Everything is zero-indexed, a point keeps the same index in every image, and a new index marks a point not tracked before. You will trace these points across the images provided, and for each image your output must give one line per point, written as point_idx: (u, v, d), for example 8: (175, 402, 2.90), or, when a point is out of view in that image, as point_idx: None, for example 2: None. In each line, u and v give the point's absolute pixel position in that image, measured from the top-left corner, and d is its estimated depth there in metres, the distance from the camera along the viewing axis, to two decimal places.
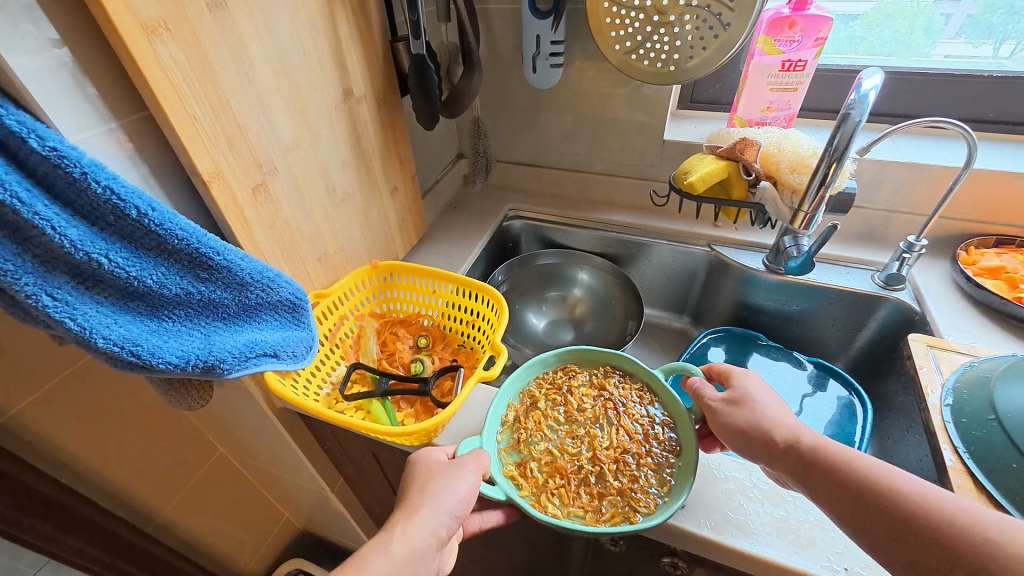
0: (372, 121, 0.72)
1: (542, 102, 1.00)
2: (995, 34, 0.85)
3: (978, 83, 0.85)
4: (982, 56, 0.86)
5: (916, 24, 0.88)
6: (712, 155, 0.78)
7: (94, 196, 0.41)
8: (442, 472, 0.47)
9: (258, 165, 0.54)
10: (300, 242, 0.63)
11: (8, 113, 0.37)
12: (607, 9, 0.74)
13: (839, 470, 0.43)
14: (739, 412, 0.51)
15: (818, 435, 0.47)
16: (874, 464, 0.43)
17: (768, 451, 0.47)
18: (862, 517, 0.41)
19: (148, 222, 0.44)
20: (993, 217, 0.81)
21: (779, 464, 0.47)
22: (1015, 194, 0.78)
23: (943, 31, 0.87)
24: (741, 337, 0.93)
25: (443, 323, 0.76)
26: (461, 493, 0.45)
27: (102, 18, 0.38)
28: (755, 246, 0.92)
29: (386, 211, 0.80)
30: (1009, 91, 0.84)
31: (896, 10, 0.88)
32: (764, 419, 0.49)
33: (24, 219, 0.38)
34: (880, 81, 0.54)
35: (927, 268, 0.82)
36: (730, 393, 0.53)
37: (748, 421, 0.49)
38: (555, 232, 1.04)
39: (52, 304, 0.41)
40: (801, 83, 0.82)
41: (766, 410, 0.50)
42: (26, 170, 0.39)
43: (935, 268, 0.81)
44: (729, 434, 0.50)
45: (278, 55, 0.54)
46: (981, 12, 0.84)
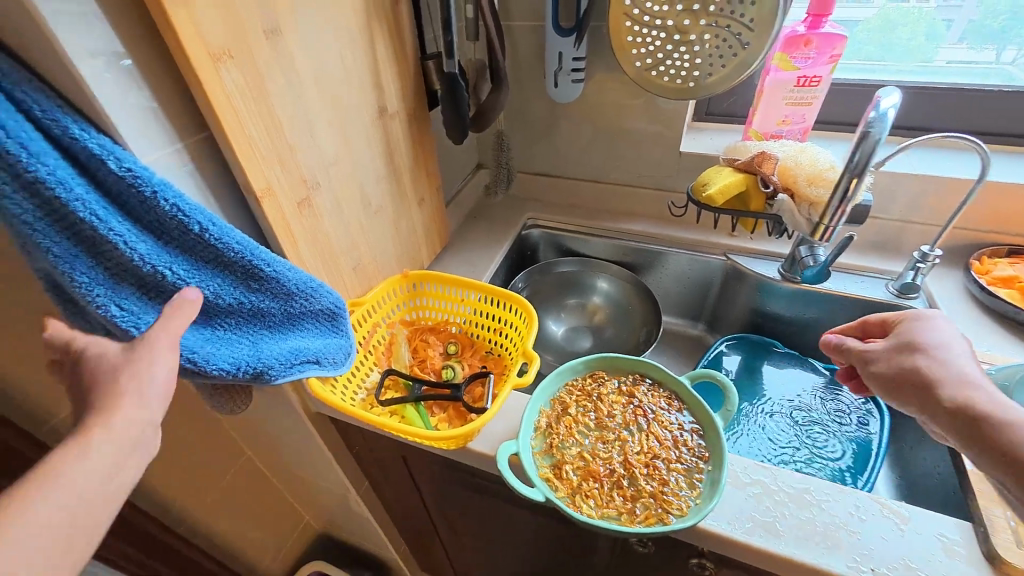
0: (404, 136, 0.75)
1: (560, 114, 1.03)
2: (994, 41, 0.87)
3: (987, 96, 0.88)
4: (984, 61, 0.88)
5: (919, 30, 0.90)
6: (730, 167, 0.81)
7: (161, 212, 0.43)
8: (130, 370, 0.39)
9: (305, 180, 0.57)
10: (338, 255, 0.66)
11: (89, 136, 0.40)
12: (629, 27, 0.76)
13: (975, 402, 0.44)
14: (907, 353, 0.50)
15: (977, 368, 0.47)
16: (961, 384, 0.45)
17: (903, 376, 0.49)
18: (974, 438, 0.42)
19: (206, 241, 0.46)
20: (1005, 227, 0.83)
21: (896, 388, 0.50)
22: None
23: (945, 36, 0.89)
24: (757, 344, 0.95)
25: (471, 331, 0.78)
26: (166, 374, 0.40)
27: (176, 49, 0.41)
28: (770, 255, 0.94)
29: (414, 222, 0.83)
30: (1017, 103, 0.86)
31: (898, 18, 0.90)
32: (913, 348, 0.50)
33: (99, 235, 0.41)
34: (898, 100, 0.56)
35: (939, 276, 0.84)
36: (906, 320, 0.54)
37: (910, 346, 0.51)
38: (572, 240, 1.07)
39: (119, 314, 0.44)
40: (815, 98, 0.85)
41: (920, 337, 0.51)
42: (102, 189, 0.41)
43: (948, 277, 0.84)
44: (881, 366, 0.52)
45: (324, 77, 0.57)
46: (981, 18, 0.86)
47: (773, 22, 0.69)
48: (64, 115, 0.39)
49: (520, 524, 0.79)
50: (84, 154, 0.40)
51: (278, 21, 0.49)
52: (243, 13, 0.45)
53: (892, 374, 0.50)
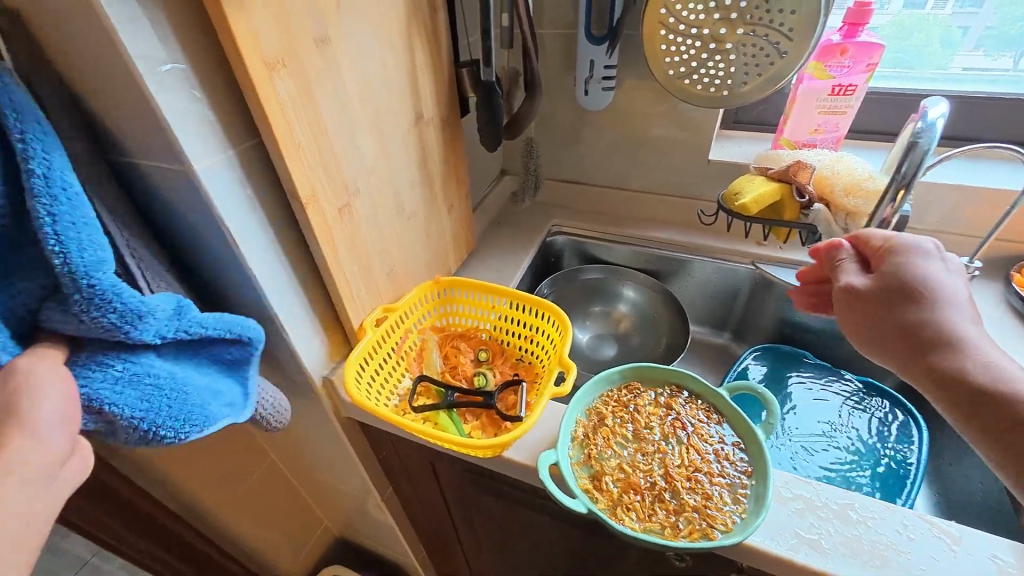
0: (438, 143, 0.75)
1: (586, 121, 1.03)
2: (1013, 47, 0.85)
3: None
4: (1002, 69, 0.87)
5: (934, 36, 0.88)
6: (763, 176, 0.80)
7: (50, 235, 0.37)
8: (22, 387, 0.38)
9: (346, 187, 0.57)
10: (374, 260, 0.66)
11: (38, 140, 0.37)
12: (664, 36, 0.76)
13: (971, 369, 0.44)
14: (903, 300, 0.49)
15: (973, 327, 0.47)
16: (956, 344, 0.46)
17: (898, 326, 0.49)
18: (965, 403, 0.44)
19: (90, 285, 0.38)
20: None
21: (891, 334, 0.49)
22: None
23: (962, 43, 0.88)
24: (787, 355, 0.94)
25: (501, 338, 0.77)
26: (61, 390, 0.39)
27: (235, 57, 0.42)
28: (801, 264, 0.93)
29: (443, 227, 0.83)
30: None
31: (913, 24, 0.88)
32: (908, 290, 0.49)
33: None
34: (945, 109, 0.55)
35: (979, 289, 0.82)
36: (904, 251, 0.52)
37: (904, 289, 0.49)
38: (597, 247, 1.06)
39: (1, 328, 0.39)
40: (849, 107, 0.84)
41: (920, 278, 0.49)
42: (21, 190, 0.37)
43: (989, 290, 0.82)
44: (875, 307, 0.51)
45: (368, 84, 0.57)
46: (999, 25, 0.85)
47: (813, 30, 0.69)
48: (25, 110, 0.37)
49: (548, 534, 0.78)
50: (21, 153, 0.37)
51: (328, 30, 0.50)
52: (297, 22, 0.46)
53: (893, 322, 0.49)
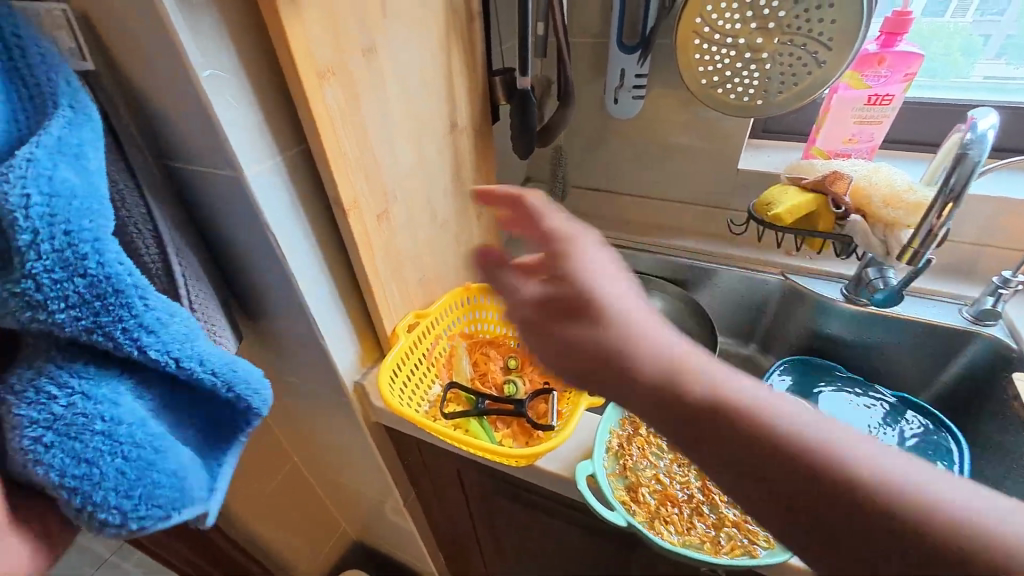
0: (470, 150, 0.75)
1: (613, 129, 1.03)
2: None
3: None
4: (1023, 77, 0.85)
5: (954, 44, 0.87)
6: (797, 186, 0.79)
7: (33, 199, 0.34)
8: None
9: (385, 194, 0.58)
10: (407, 266, 0.66)
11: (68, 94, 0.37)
12: (697, 45, 0.76)
13: (970, 508, 0.28)
14: (665, 367, 0.34)
15: (750, 390, 0.34)
16: (811, 444, 0.31)
17: (683, 413, 0.33)
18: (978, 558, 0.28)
19: (73, 239, 0.36)
20: None
21: (695, 426, 0.33)
22: None
23: (981, 51, 0.86)
24: (818, 368, 0.92)
25: (529, 345, 0.77)
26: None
27: (289, 67, 0.43)
28: (832, 275, 0.91)
29: (473, 234, 0.84)
30: None
31: (929, 33, 0.87)
32: (633, 342, 0.35)
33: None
34: (995, 121, 0.54)
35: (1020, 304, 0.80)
36: (592, 259, 0.39)
37: (621, 339, 0.35)
38: (621, 255, 1.06)
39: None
40: (885, 117, 0.83)
41: (620, 320, 0.36)
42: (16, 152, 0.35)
43: None
44: (651, 385, 0.34)
45: (408, 93, 0.58)
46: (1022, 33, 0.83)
47: (853, 41, 0.68)
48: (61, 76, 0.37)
49: (574, 544, 0.77)
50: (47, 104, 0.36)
51: (374, 39, 0.50)
52: (347, 32, 0.47)
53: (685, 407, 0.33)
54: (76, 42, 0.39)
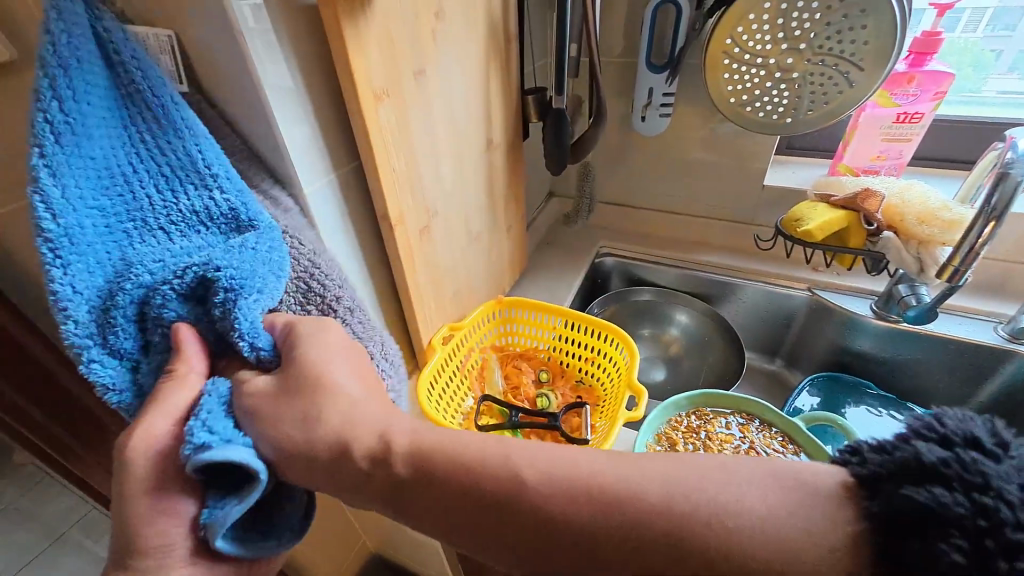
0: (503, 167, 0.77)
1: (638, 146, 1.04)
2: None
3: None
4: None
5: (964, 60, 0.87)
6: (826, 203, 0.80)
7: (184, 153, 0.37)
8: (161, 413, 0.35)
9: (427, 209, 0.59)
10: (444, 280, 0.67)
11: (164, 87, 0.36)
12: (727, 65, 0.77)
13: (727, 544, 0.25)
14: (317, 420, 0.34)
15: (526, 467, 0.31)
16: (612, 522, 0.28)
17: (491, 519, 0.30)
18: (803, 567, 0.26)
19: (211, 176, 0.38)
20: None
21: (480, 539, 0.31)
22: None
23: (992, 66, 0.86)
24: (848, 385, 0.90)
25: (560, 359, 0.78)
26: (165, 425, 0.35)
27: (349, 90, 0.45)
28: (860, 291, 0.91)
29: (502, 248, 0.85)
30: None
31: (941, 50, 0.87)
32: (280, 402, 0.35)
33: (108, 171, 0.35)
34: None
35: None
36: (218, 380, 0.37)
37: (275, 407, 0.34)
38: (646, 270, 1.06)
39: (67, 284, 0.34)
40: (914, 135, 0.83)
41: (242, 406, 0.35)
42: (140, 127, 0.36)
43: None
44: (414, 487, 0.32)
45: (451, 112, 0.59)
46: None
47: (885, 61, 0.69)
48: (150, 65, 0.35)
49: None
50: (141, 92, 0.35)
51: (424, 61, 0.52)
52: (401, 56, 0.49)
53: (504, 532, 0.30)
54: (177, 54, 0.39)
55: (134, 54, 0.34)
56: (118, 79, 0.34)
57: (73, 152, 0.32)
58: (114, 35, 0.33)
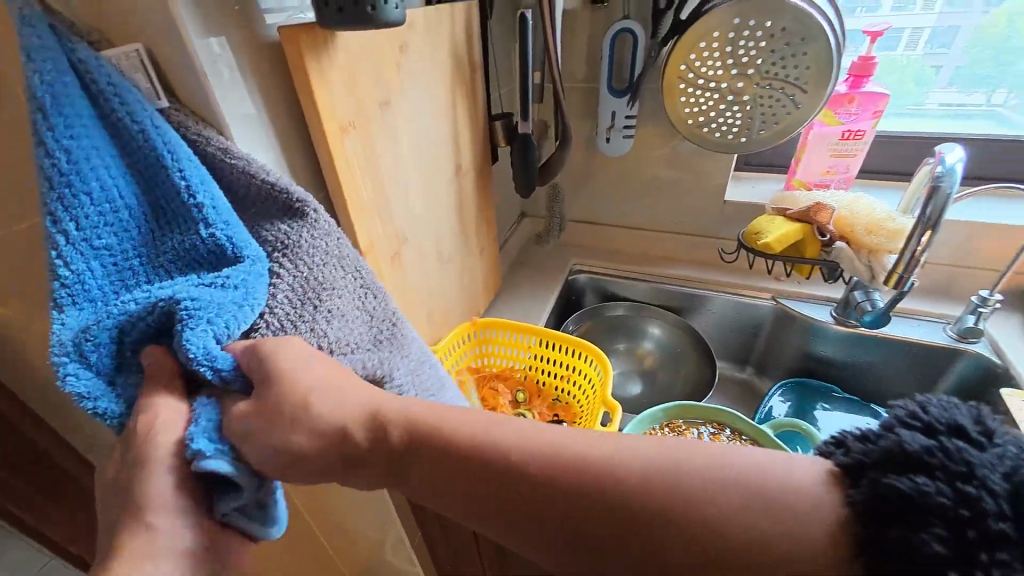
0: (473, 191, 0.78)
1: (604, 166, 1.07)
2: (986, 84, 0.90)
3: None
4: (976, 103, 0.92)
5: (907, 76, 0.94)
6: (783, 216, 0.84)
7: (170, 183, 0.37)
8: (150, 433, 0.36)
9: (397, 236, 0.60)
10: (417, 304, 0.68)
11: (145, 114, 0.35)
12: (683, 89, 0.81)
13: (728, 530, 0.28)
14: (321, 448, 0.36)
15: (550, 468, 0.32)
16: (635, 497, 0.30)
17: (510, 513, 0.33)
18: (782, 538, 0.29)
19: (196, 203, 0.37)
20: None
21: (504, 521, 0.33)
22: None
23: (934, 80, 0.93)
24: (815, 390, 0.94)
25: (536, 377, 0.78)
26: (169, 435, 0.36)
27: (313, 123, 0.45)
28: (820, 299, 0.95)
29: (475, 270, 0.86)
30: None
31: (886, 67, 0.94)
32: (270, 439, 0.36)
33: (100, 204, 0.35)
34: (962, 154, 0.59)
35: (1000, 321, 0.84)
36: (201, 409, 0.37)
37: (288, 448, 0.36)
38: (618, 286, 1.08)
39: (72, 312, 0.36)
40: (858, 150, 0.89)
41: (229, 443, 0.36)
42: (128, 157, 0.36)
43: (1010, 322, 0.84)
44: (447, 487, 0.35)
45: (419, 139, 0.61)
46: (968, 65, 0.90)
47: (827, 82, 0.74)
48: (131, 93, 0.35)
49: None
50: (123, 124, 0.35)
51: (389, 94, 0.54)
52: (366, 88, 0.50)
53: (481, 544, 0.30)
54: (151, 83, 0.37)
55: (110, 80, 0.34)
56: (101, 110, 0.34)
57: (68, 205, 0.33)
58: (90, 64, 0.33)
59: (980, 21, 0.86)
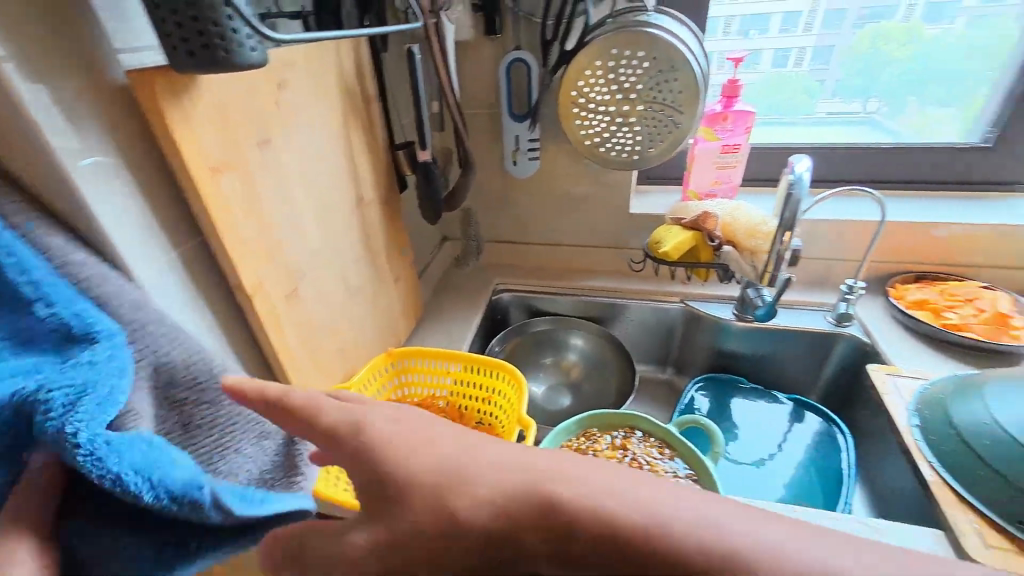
0: (379, 221, 0.78)
1: (518, 187, 1.10)
2: (862, 93, 1.03)
3: (880, 151, 1.03)
4: (855, 110, 1.05)
5: (798, 87, 1.06)
6: (679, 226, 0.91)
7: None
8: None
9: (292, 273, 0.58)
10: (323, 341, 0.65)
11: None
12: (576, 112, 0.86)
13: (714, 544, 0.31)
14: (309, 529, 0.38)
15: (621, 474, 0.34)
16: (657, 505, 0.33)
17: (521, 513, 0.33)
18: None
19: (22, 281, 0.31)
20: (908, 259, 0.97)
21: None
22: (923, 240, 0.94)
23: (821, 91, 1.05)
24: (726, 383, 1.01)
25: (459, 402, 0.78)
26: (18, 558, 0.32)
27: (178, 166, 0.43)
28: (722, 298, 1.03)
29: (391, 299, 0.84)
30: (907, 158, 1.02)
31: (781, 81, 1.05)
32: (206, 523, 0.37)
33: None
34: (809, 164, 0.67)
35: (867, 305, 0.95)
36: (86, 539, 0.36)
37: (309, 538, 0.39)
38: (541, 301, 1.11)
39: None
40: (738, 162, 0.98)
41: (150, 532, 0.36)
42: None
43: (874, 305, 0.95)
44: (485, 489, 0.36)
45: (309, 175, 0.60)
46: (844, 78, 1.03)
47: (700, 103, 0.81)
48: None
49: None
50: None
51: (269, 132, 0.53)
52: (240, 127, 0.49)
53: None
54: None
55: None
56: None
57: None
58: None
59: (850, 42, 0.99)
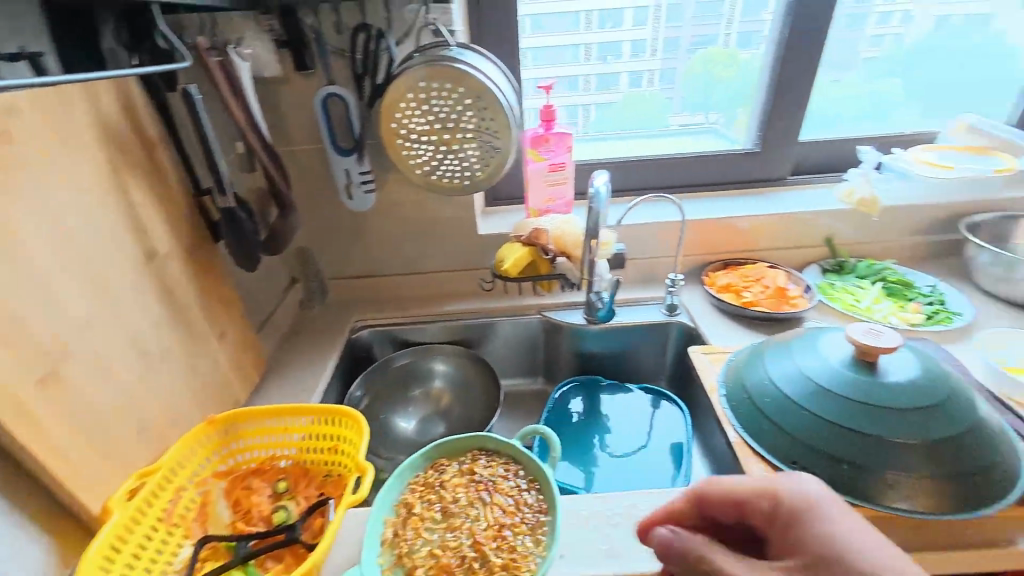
0: (184, 274, 0.70)
1: (366, 220, 1.08)
2: (705, 106, 1.19)
3: (696, 161, 1.17)
4: (698, 121, 1.21)
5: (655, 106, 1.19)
6: (519, 242, 0.95)
7: None
8: None
9: (45, 352, 0.50)
10: (109, 422, 0.56)
11: None
12: (400, 144, 0.87)
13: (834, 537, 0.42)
14: None
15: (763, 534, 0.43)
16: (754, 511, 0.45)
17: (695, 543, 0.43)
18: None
19: None
20: (716, 250, 1.12)
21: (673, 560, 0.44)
22: (724, 233, 1.10)
23: (672, 107, 1.19)
24: (587, 383, 1.06)
25: (303, 459, 0.71)
26: None
27: None
28: (572, 304, 1.10)
29: (216, 359, 0.76)
30: (721, 161, 1.18)
31: (641, 99, 1.18)
32: None
33: None
34: (605, 180, 0.74)
35: (690, 293, 1.08)
36: None
37: None
38: (404, 332, 1.09)
39: None
40: (566, 179, 1.06)
41: None
42: None
43: (694, 292, 1.09)
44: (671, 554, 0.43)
45: (53, 233, 0.52)
46: (689, 97, 1.18)
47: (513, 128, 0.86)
48: None
49: None
50: None
51: None
52: None
53: None
54: None
55: None
56: None
57: None
58: None
59: (687, 65, 1.15)
